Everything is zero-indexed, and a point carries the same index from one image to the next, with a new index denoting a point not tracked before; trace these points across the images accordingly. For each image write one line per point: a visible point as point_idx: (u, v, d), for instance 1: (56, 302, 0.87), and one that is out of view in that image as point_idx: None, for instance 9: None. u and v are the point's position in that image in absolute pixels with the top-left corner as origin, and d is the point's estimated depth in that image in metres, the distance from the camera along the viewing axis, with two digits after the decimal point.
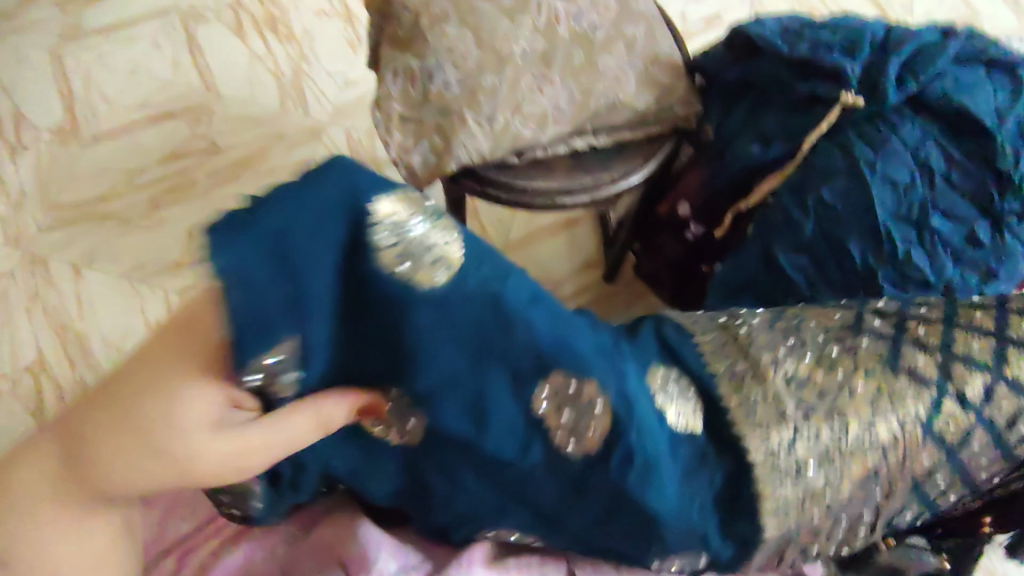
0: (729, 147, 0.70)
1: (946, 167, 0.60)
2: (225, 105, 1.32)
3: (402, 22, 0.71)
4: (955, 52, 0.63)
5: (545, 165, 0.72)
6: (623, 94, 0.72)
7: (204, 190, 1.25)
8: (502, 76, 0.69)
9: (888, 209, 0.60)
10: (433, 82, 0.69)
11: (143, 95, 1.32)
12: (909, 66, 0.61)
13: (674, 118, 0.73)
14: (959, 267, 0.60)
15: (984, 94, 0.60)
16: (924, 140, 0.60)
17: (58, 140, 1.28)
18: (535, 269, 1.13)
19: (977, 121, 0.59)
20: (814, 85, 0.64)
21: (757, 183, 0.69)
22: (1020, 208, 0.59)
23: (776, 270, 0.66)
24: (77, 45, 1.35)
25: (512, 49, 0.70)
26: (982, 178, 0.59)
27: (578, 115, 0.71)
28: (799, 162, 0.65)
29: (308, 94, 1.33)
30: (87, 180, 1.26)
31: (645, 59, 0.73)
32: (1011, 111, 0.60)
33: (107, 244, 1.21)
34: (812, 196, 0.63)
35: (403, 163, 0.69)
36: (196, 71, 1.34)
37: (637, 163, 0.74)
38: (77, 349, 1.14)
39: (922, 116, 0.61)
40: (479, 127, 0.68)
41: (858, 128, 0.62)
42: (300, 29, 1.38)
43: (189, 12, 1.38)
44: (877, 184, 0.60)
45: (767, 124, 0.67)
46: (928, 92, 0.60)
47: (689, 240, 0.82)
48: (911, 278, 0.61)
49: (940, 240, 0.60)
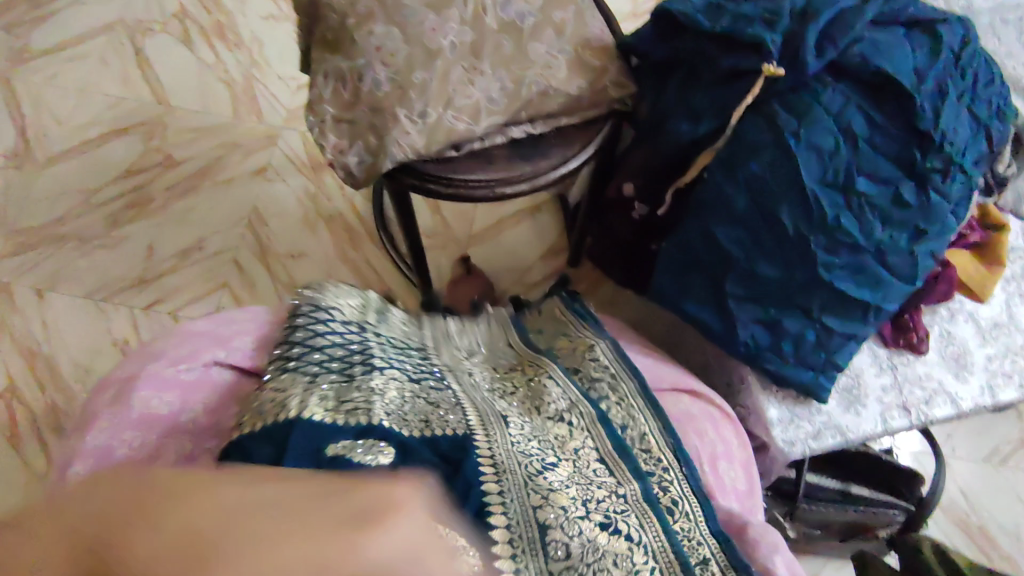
0: (663, 126, 0.71)
1: (869, 131, 0.61)
2: (178, 118, 1.31)
3: (329, 23, 0.71)
4: (876, 14, 0.62)
5: (484, 156, 0.72)
6: (554, 80, 0.72)
7: (162, 205, 1.25)
8: (432, 70, 0.69)
9: (816, 175, 0.61)
10: (363, 81, 0.69)
11: (95, 113, 1.31)
12: (828, 33, 0.61)
13: (608, 100, 0.74)
14: (887, 229, 0.62)
15: (902, 57, 0.60)
16: (846, 106, 0.61)
17: (12, 164, 1.27)
18: (502, 256, 1.18)
19: (897, 83, 0.60)
20: (737, 59, 0.64)
21: (693, 158, 0.71)
22: (942, 165, 0.61)
23: (716, 246, 0.67)
24: (25, 67, 1.33)
25: (440, 42, 0.70)
26: (905, 140, 0.60)
27: (511, 104, 0.71)
28: (728, 136, 0.66)
29: (261, 101, 1.32)
30: (44, 202, 1.24)
31: (575, 44, 0.73)
32: (930, 72, 0.60)
33: (68, 265, 1.20)
34: (741, 169, 0.64)
35: (340, 164, 0.69)
36: (145, 83, 1.33)
37: (575, 148, 0.74)
38: (45, 371, 1.12)
39: (844, 82, 0.61)
40: (411, 123, 0.68)
41: (782, 99, 0.63)
42: (248, 35, 1.37)
43: (134, 25, 1.37)
44: (803, 153, 0.61)
45: (696, 101, 0.68)
46: (847, 58, 0.61)
47: (636, 221, 0.82)
48: (842, 243, 0.62)
49: (867, 204, 0.61)
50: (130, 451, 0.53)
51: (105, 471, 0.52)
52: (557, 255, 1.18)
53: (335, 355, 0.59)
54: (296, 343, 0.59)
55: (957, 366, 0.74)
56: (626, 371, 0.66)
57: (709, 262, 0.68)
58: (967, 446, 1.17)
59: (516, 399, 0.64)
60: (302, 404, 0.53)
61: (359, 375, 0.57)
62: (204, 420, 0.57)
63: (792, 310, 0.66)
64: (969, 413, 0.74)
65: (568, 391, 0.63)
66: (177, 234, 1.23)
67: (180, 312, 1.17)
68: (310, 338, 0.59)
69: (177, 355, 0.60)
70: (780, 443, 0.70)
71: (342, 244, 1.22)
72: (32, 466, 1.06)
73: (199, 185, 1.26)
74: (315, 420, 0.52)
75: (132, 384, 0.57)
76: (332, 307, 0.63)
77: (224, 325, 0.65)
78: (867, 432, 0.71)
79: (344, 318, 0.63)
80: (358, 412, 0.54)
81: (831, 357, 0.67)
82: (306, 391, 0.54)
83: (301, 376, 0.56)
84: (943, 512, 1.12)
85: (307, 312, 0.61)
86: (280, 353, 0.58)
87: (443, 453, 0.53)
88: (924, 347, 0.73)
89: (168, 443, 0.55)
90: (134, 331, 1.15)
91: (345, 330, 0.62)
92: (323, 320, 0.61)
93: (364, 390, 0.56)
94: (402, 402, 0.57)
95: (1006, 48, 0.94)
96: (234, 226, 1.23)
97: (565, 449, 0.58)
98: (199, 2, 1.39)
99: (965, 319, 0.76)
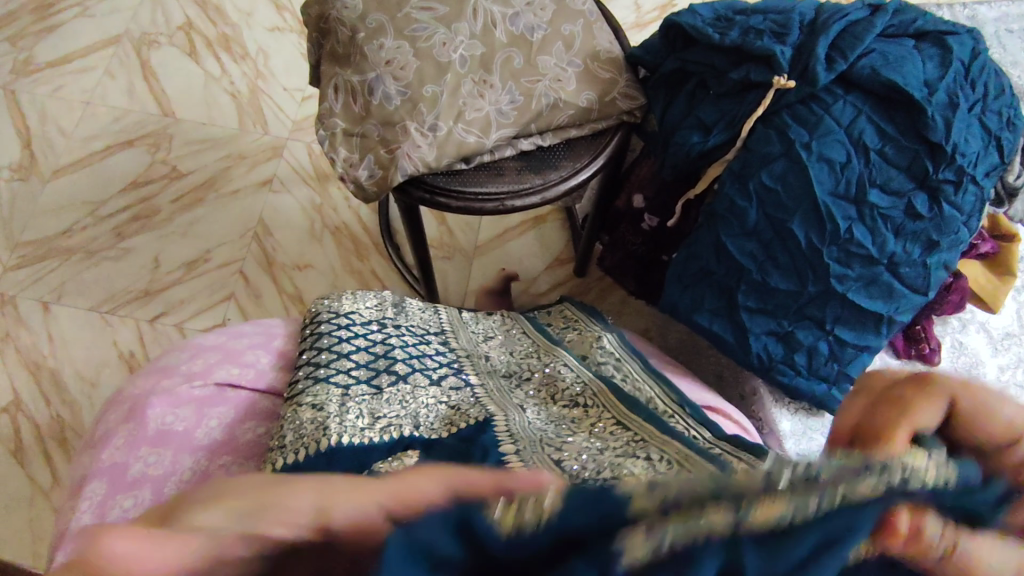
0: (672, 137, 0.71)
1: (880, 143, 0.61)
2: (184, 130, 1.31)
3: (339, 37, 0.72)
4: (883, 29, 0.63)
5: (494, 169, 0.72)
6: (564, 93, 0.72)
7: (168, 217, 1.25)
8: (442, 84, 0.69)
9: (828, 187, 0.61)
10: (374, 95, 0.69)
11: (101, 125, 1.31)
12: (838, 46, 0.62)
13: (617, 112, 0.74)
14: (900, 241, 0.62)
15: (913, 68, 0.60)
16: (857, 118, 0.61)
17: (18, 177, 1.27)
18: (507, 266, 1.17)
19: (907, 94, 0.59)
20: (747, 71, 0.65)
21: (703, 170, 0.71)
22: (954, 177, 0.60)
23: (727, 257, 0.67)
24: (31, 80, 1.34)
25: (450, 56, 0.70)
26: (916, 151, 0.60)
27: (521, 117, 0.71)
28: (738, 148, 0.66)
29: (267, 113, 1.32)
30: (49, 215, 1.24)
31: (584, 57, 0.74)
32: (940, 84, 0.60)
33: (72, 278, 1.20)
34: (753, 181, 0.64)
35: (350, 179, 0.69)
36: (151, 95, 1.33)
37: (584, 160, 0.74)
38: (51, 385, 1.12)
39: (855, 94, 0.61)
40: (422, 137, 0.68)
41: (792, 111, 0.63)
42: (254, 47, 1.37)
43: (140, 38, 1.38)
44: (814, 165, 0.61)
45: (706, 112, 0.68)
46: (857, 70, 0.61)
47: (646, 231, 0.83)
48: (855, 255, 0.62)
49: (879, 215, 0.61)
50: (147, 467, 0.54)
51: (123, 486, 0.53)
52: (563, 266, 1.17)
53: (361, 362, 0.60)
54: (323, 349, 0.60)
55: (971, 378, 0.74)
56: (631, 355, 0.66)
57: (720, 273, 0.68)
58: None
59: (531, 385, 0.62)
60: (341, 426, 0.53)
61: (388, 387, 0.58)
62: (219, 435, 0.57)
63: (804, 323, 0.66)
64: None
65: (582, 376, 0.61)
66: (184, 246, 1.23)
67: (185, 325, 1.16)
68: (335, 345, 0.61)
69: (191, 372, 0.60)
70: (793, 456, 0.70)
71: (348, 255, 1.22)
72: (37, 482, 1.06)
73: (204, 198, 1.26)
74: (353, 442, 0.52)
75: (146, 401, 0.57)
76: (351, 312, 0.64)
77: (237, 338, 0.64)
78: None
79: (363, 321, 0.64)
80: (391, 429, 0.54)
81: (844, 369, 0.67)
82: (343, 407, 0.55)
83: (334, 389, 0.57)
84: None
85: (329, 318, 0.63)
86: (309, 360, 0.59)
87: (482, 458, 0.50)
88: (936, 357, 0.73)
89: (184, 457, 0.55)
90: (140, 345, 1.15)
91: (366, 330, 0.63)
92: (344, 326, 0.63)
93: (396, 404, 0.56)
94: (433, 410, 0.57)
95: (1012, 57, 0.94)
96: (240, 238, 1.23)
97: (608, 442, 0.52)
98: (204, 14, 1.40)
99: (977, 329, 0.76)
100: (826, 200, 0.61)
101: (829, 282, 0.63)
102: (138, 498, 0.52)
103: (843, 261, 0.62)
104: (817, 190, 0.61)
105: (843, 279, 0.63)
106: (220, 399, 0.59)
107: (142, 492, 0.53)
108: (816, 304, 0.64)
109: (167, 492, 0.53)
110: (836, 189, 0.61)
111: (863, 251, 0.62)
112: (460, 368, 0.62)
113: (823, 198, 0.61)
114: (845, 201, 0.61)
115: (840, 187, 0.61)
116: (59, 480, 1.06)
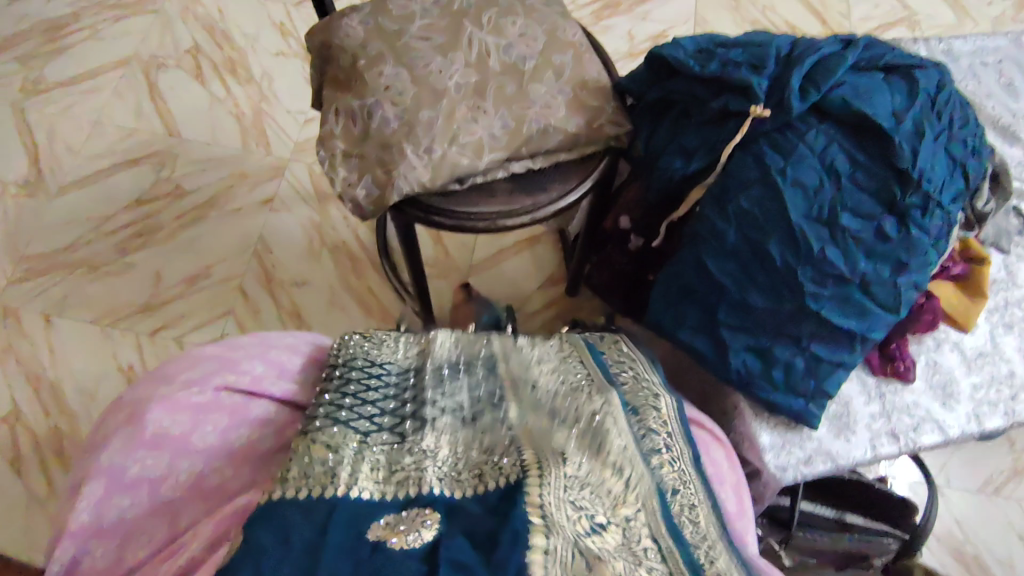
0: (656, 162, 0.75)
1: (851, 169, 0.64)
2: (188, 149, 1.35)
3: (341, 64, 0.76)
4: (854, 61, 0.67)
5: (486, 190, 0.75)
6: (554, 118, 0.75)
7: (170, 234, 1.28)
8: (438, 109, 0.73)
9: (802, 211, 0.64)
10: (373, 119, 0.73)
11: (108, 144, 1.35)
12: (811, 77, 0.66)
13: (604, 138, 0.77)
14: (871, 261, 0.65)
15: (881, 100, 0.64)
16: (828, 145, 0.64)
17: (25, 193, 1.30)
18: (501, 286, 1.21)
19: (875, 124, 0.63)
20: (726, 101, 0.68)
21: (686, 193, 0.74)
22: (921, 202, 0.64)
23: (707, 274, 0.70)
24: (41, 99, 1.38)
25: (446, 83, 0.74)
26: (885, 177, 0.64)
27: (512, 141, 0.74)
28: (718, 173, 0.70)
29: (270, 134, 1.36)
30: (54, 229, 1.27)
31: (573, 85, 0.77)
32: (907, 114, 0.64)
33: (75, 292, 1.22)
34: (732, 205, 0.67)
35: (349, 198, 0.73)
36: (157, 115, 1.37)
37: (573, 182, 0.77)
38: (50, 397, 1.14)
39: (827, 122, 0.65)
40: (417, 158, 0.71)
41: (769, 139, 0.66)
42: (259, 71, 1.42)
43: (149, 60, 1.42)
44: (788, 190, 0.64)
45: (688, 138, 0.72)
46: (829, 100, 0.64)
47: (632, 250, 0.87)
48: (828, 274, 0.65)
49: (851, 238, 0.64)
50: (145, 471, 0.56)
51: (121, 488, 0.56)
52: (555, 286, 1.21)
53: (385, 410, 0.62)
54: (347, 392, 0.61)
55: (944, 396, 0.77)
56: (679, 416, 0.65)
57: (702, 291, 0.71)
58: (961, 475, 1.18)
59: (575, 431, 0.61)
60: (352, 478, 0.56)
61: (411, 434, 0.61)
62: (214, 441, 0.60)
63: (782, 339, 0.69)
64: (955, 441, 0.76)
65: (630, 451, 0.60)
66: (185, 262, 1.26)
67: (184, 339, 1.19)
68: (362, 392, 0.62)
69: (190, 379, 0.61)
70: (772, 468, 0.73)
71: (345, 273, 1.25)
72: (33, 492, 1.07)
73: (207, 215, 1.30)
74: (361, 497, 0.55)
75: (145, 406, 0.59)
76: (386, 361, 0.65)
77: (234, 347, 0.66)
78: (856, 458, 0.74)
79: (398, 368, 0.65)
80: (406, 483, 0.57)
81: (820, 385, 0.70)
82: (359, 454, 0.58)
83: (352, 435, 0.58)
84: (938, 540, 1.14)
85: (362, 364, 0.64)
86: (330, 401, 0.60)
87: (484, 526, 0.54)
88: (910, 375, 0.76)
89: (180, 462, 0.58)
90: (139, 357, 1.17)
91: (400, 381, 0.64)
92: (376, 376, 0.64)
93: (415, 454, 0.60)
94: (455, 459, 0.60)
95: (986, 89, 0.99)
96: (240, 254, 1.26)
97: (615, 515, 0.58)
98: (212, 37, 1.45)
99: (951, 348, 0.78)
100: (801, 224, 0.64)
101: (804, 299, 0.66)
102: (133, 501, 0.56)
103: (818, 280, 0.65)
104: (791, 215, 0.64)
105: (818, 297, 0.66)
106: (216, 406, 0.61)
107: (140, 494, 0.56)
108: (793, 320, 0.67)
109: (163, 496, 0.57)
110: (807, 214, 0.65)
111: (837, 271, 0.65)
112: (500, 402, 0.64)
113: (798, 221, 0.64)
114: (817, 224, 0.65)
115: (812, 213, 0.64)
116: (55, 491, 1.07)
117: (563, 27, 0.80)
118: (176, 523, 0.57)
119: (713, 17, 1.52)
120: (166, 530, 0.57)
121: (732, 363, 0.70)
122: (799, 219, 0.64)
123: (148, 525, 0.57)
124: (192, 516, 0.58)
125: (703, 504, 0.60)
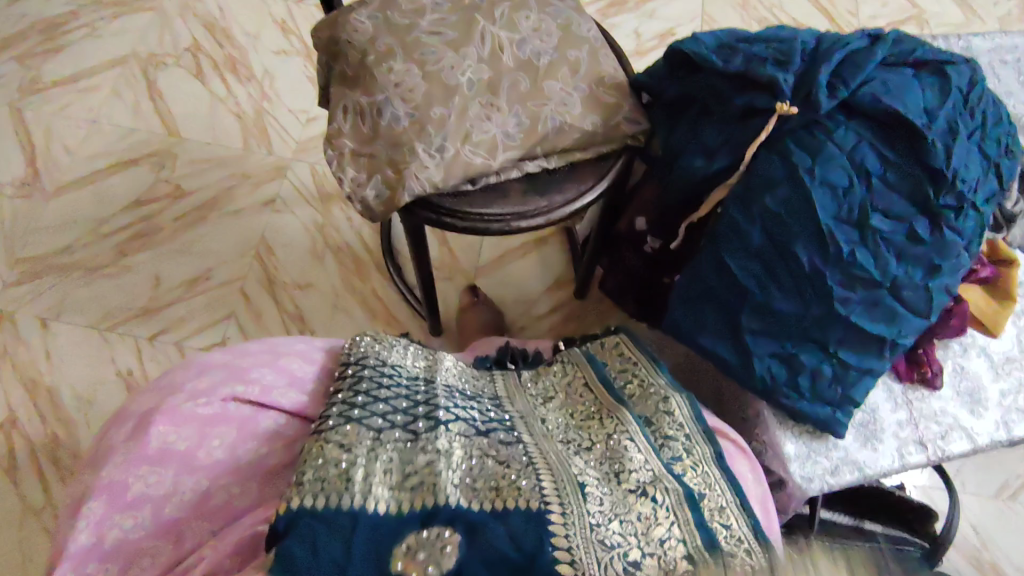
0: (676, 161, 0.72)
1: (881, 168, 0.62)
2: (188, 149, 1.32)
3: (349, 60, 0.74)
4: (883, 57, 0.64)
5: (500, 190, 0.73)
6: (569, 116, 0.73)
7: (170, 235, 1.25)
8: (450, 106, 0.70)
9: (830, 212, 0.62)
10: (382, 116, 0.70)
11: (106, 144, 1.32)
12: (839, 73, 0.63)
13: (622, 136, 0.75)
14: (902, 265, 0.63)
15: (913, 96, 0.61)
16: (858, 144, 0.62)
17: (21, 194, 1.27)
18: (508, 288, 1.18)
19: (907, 122, 0.61)
20: (750, 98, 0.66)
21: (706, 195, 0.72)
22: (955, 202, 0.61)
23: (728, 276, 0.67)
24: (38, 98, 1.35)
25: (458, 79, 0.71)
26: (917, 177, 0.61)
27: (527, 139, 0.71)
28: (742, 172, 0.67)
29: (271, 134, 1.33)
30: (51, 231, 1.24)
31: (589, 81, 0.75)
32: (939, 112, 0.61)
33: (72, 295, 1.19)
34: (756, 205, 0.64)
35: (358, 198, 0.70)
36: (156, 114, 1.34)
37: (589, 182, 0.75)
38: (46, 403, 1.11)
39: (856, 120, 0.62)
40: (429, 157, 0.69)
41: (795, 137, 0.64)
42: (260, 69, 1.39)
43: (148, 58, 1.39)
44: (817, 190, 0.62)
45: (709, 137, 0.70)
46: (859, 97, 0.62)
47: (648, 253, 0.84)
48: (857, 278, 0.63)
49: (882, 239, 0.62)
50: (149, 488, 0.53)
51: (123, 506, 0.52)
52: (564, 288, 1.18)
53: (401, 408, 0.58)
54: (360, 392, 0.58)
55: (971, 403, 0.74)
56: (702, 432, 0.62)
57: (723, 295, 0.68)
58: (977, 481, 1.16)
59: (594, 457, 0.60)
60: (366, 484, 0.52)
61: (425, 432, 0.57)
62: (220, 456, 0.56)
63: (808, 345, 0.66)
64: (983, 449, 0.74)
65: (651, 463, 0.58)
66: (184, 264, 1.23)
67: (184, 344, 1.16)
68: (374, 390, 0.59)
69: (196, 389, 0.58)
70: (797, 479, 0.71)
71: (349, 275, 1.22)
72: (28, 502, 1.04)
73: (207, 216, 1.27)
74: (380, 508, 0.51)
75: (150, 418, 0.56)
76: (397, 363, 0.63)
77: (241, 355, 0.63)
78: (884, 468, 0.71)
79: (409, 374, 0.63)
80: (422, 485, 0.53)
81: (847, 392, 0.68)
82: (372, 453, 0.54)
83: (367, 433, 0.55)
84: (955, 549, 1.11)
85: (375, 363, 0.61)
86: (343, 400, 0.57)
87: (523, 548, 0.49)
88: (938, 381, 0.73)
89: (185, 478, 0.54)
90: (138, 362, 1.14)
91: (411, 383, 0.62)
92: (388, 376, 0.61)
93: (429, 452, 0.55)
94: (470, 465, 0.56)
95: (1006, 87, 0.97)
96: (242, 256, 1.23)
97: (651, 537, 0.52)
98: (211, 35, 1.42)
99: (978, 354, 0.76)
100: (829, 224, 0.62)
101: (831, 303, 0.64)
102: (138, 520, 0.53)
103: (847, 282, 0.63)
104: (819, 216, 0.62)
105: (846, 301, 0.63)
106: (224, 418, 0.58)
107: (142, 513, 0.53)
108: (820, 325, 0.65)
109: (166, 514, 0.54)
110: (836, 214, 0.62)
111: (866, 274, 0.62)
112: (513, 429, 0.62)
113: (826, 221, 0.62)
114: (846, 224, 0.62)
115: (841, 213, 0.62)
116: (52, 500, 1.04)
117: (578, 22, 0.78)
118: (180, 545, 0.54)
119: (721, 15, 1.49)
120: (172, 548, 0.54)
121: (756, 369, 0.68)
122: (827, 220, 0.62)
123: (152, 545, 0.53)
124: (197, 536, 0.55)
125: (731, 505, 0.57)
